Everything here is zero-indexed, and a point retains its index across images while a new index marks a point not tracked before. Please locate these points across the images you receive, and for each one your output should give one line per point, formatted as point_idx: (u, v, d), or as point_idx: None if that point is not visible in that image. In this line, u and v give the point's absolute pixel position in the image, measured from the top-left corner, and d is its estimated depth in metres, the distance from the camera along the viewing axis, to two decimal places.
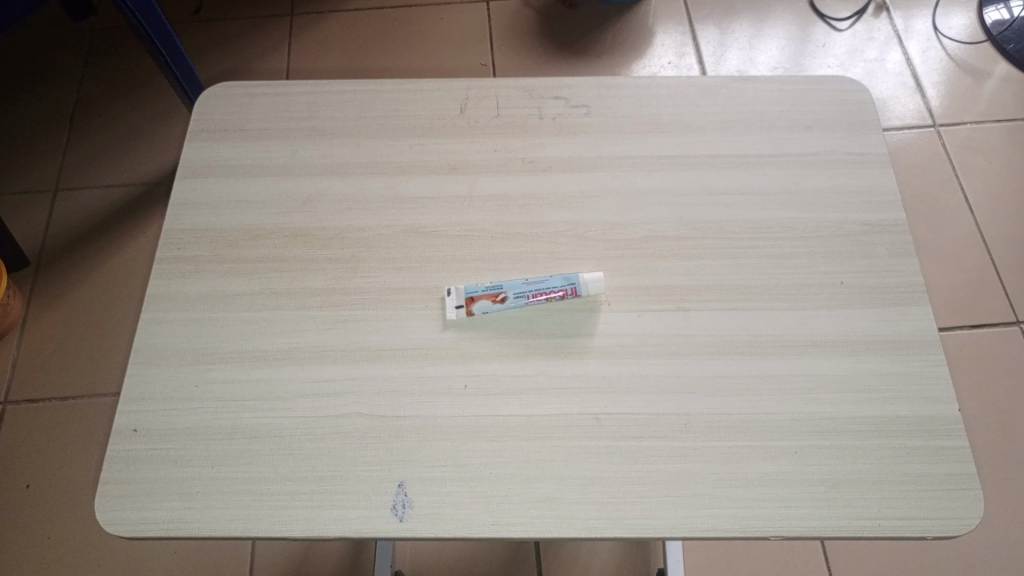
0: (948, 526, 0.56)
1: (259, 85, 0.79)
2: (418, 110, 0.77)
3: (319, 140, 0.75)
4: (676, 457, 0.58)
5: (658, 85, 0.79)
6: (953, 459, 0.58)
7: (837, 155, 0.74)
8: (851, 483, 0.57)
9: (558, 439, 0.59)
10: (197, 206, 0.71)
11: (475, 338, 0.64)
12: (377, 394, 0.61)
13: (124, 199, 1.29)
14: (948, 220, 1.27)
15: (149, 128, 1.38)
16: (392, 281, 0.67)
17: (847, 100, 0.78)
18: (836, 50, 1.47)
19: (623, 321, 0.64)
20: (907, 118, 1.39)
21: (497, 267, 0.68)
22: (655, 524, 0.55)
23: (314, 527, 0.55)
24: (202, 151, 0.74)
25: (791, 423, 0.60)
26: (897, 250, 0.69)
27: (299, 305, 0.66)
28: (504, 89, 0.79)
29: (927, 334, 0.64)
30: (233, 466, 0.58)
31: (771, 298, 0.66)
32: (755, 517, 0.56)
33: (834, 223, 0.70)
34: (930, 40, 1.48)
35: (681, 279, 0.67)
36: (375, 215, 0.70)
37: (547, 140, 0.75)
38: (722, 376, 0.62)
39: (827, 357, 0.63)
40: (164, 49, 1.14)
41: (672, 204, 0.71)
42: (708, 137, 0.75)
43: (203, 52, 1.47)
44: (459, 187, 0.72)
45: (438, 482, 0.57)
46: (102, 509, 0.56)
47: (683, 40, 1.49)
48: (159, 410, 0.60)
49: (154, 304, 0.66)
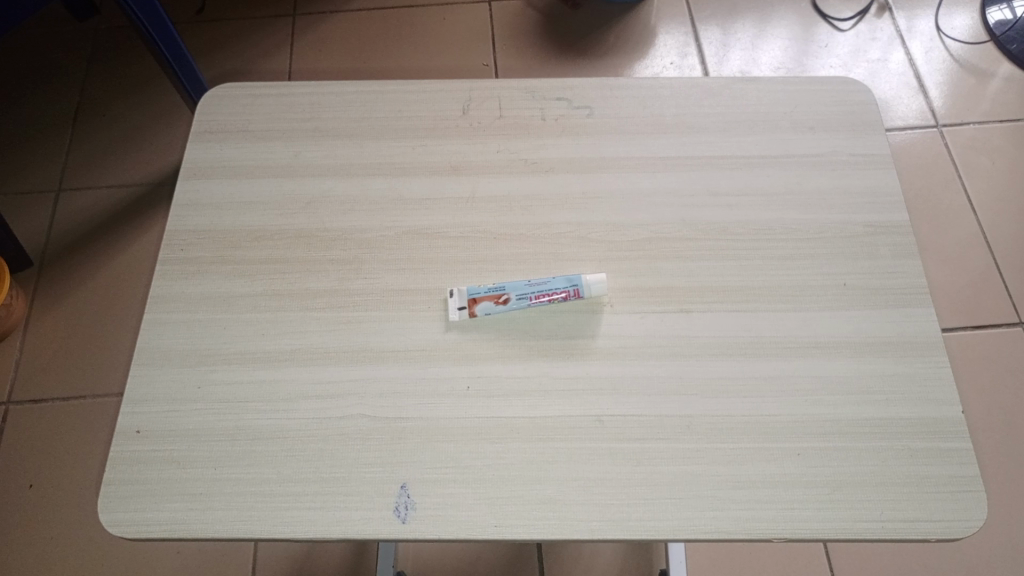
0: (952, 528, 0.56)
1: (262, 86, 0.79)
2: (420, 111, 0.77)
3: (321, 141, 0.75)
4: (678, 458, 0.58)
5: (660, 86, 0.79)
6: (957, 461, 0.58)
7: (840, 156, 0.74)
8: (855, 484, 0.57)
9: (560, 440, 0.59)
10: (200, 207, 0.71)
11: (478, 339, 0.64)
12: (380, 395, 0.61)
13: (126, 200, 1.30)
14: (951, 220, 1.27)
15: (152, 128, 1.38)
16: (394, 282, 0.67)
17: (850, 101, 0.78)
18: (839, 50, 1.47)
19: (625, 322, 0.64)
20: (910, 119, 1.38)
21: (499, 268, 0.68)
22: (657, 526, 0.55)
23: (316, 529, 0.55)
24: (204, 152, 0.74)
25: (794, 425, 0.59)
26: (901, 251, 0.69)
27: (301, 306, 0.66)
28: (506, 90, 0.79)
29: (930, 336, 0.64)
30: (235, 468, 0.58)
31: (773, 299, 0.66)
32: (758, 519, 0.56)
33: (837, 224, 0.70)
34: (933, 40, 1.47)
35: (684, 280, 0.67)
36: (377, 216, 0.70)
37: (549, 141, 0.75)
38: (725, 377, 0.62)
39: (831, 359, 0.62)
40: (167, 51, 1.14)
41: (674, 205, 0.71)
42: (710, 138, 0.75)
43: (205, 53, 1.47)
44: (462, 188, 0.72)
45: (440, 484, 0.57)
46: (105, 510, 0.57)
47: (685, 41, 1.49)
48: (161, 411, 0.61)
49: (157, 305, 0.66)
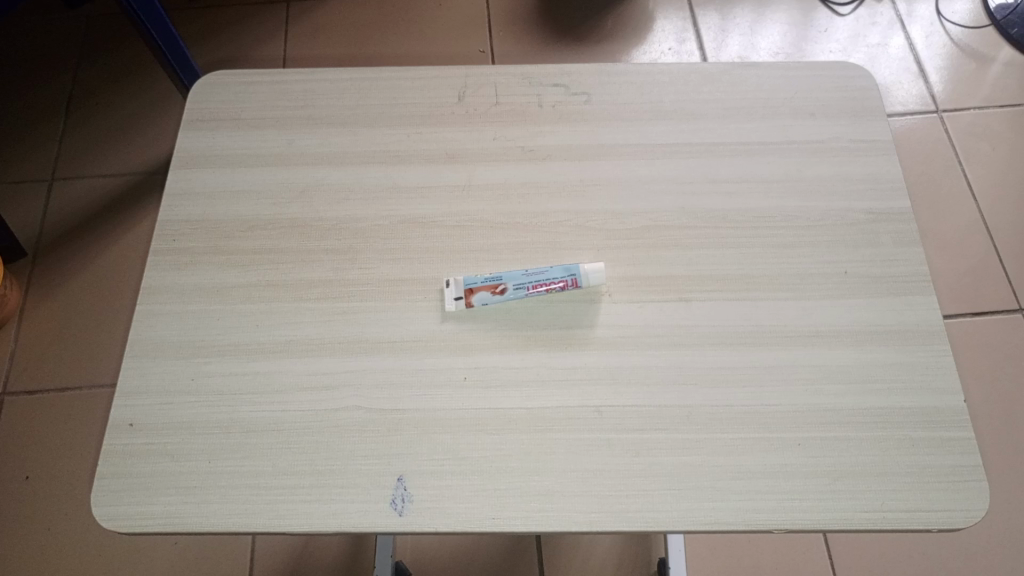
0: (954, 518, 0.55)
1: (254, 73, 0.77)
2: (416, 98, 0.76)
3: (316, 129, 0.74)
4: (678, 449, 0.57)
5: (659, 71, 0.77)
6: (960, 451, 0.58)
7: (841, 143, 0.73)
8: (857, 475, 0.57)
9: (559, 432, 0.58)
10: (193, 197, 0.70)
11: (475, 330, 0.63)
12: (376, 386, 0.60)
13: (120, 190, 1.28)
14: (951, 207, 1.26)
15: (146, 116, 1.36)
16: (390, 272, 0.66)
17: (852, 86, 0.76)
18: (838, 36, 1.45)
19: (624, 312, 0.64)
20: (910, 104, 1.37)
21: (496, 257, 0.67)
22: (656, 517, 0.55)
23: (313, 522, 0.55)
24: (196, 140, 0.73)
25: (795, 415, 0.59)
26: (903, 239, 0.68)
27: (297, 297, 0.65)
28: (504, 76, 0.77)
29: (932, 325, 0.63)
30: (230, 461, 0.57)
31: (773, 288, 0.65)
32: (758, 510, 0.55)
33: (838, 212, 0.69)
34: (933, 25, 1.46)
35: (683, 268, 0.66)
36: (373, 205, 0.69)
37: (547, 128, 0.74)
38: (724, 367, 0.61)
39: (832, 348, 0.62)
40: (160, 39, 1.13)
41: (673, 192, 0.70)
42: (710, 124, 0.74)
43: (198, 40, 1.45)
44: (458, 176, 0.71)
45: (437, 475, 0.56)
46: (98, 504, 0.56)
47: (683, 26, 1.47)
48: (155, 404, 0.60)
49: (149, 297, 0.65)
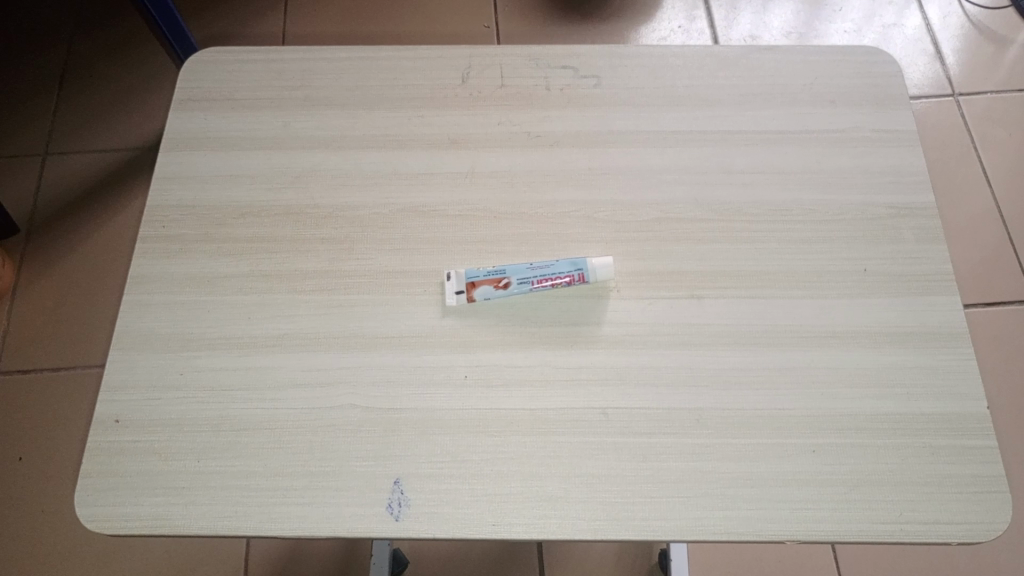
0: (973, 531, 0.53)
1: (247, 51, 0.74)
2: (418, 79, 0.72)
3: (313, 110, 0.70)
4: (687, 455, 0.55)
5: (672, 54, 0.73)
6: (980, 460, 0.55)
7: (862, 133, 0.69)
8: (873, 484, 0.54)
9: (563, 434, 0.56)
10: (183, 181, 0.67)
11: (476, 325, 0.60)
12: (374, 384, 0.58)
13: (111, 168, 1.24)
14: (966, 194, 1.23)
15: (139, 91, 1.32)
16: (389, 263, 0.63)
17: (874, 73, 0.73)
18: (852, 15, 1.40)
19: (633, 310, 0.61)
20: (925, 86, 1.33)
21: (499, 249, 0.64)
22: (664, 526, 0.53)
23: (306, 526, 0.53)
24: (187, 122, 0.70)
25: (810, 420, 0.56)
26: (926, 235, 0.65)
27: (291, 289, 0.62)
28: (509, 57, 0.74)
29: (955, 326, 0.60)
30: (220, 460, 0.55)
31: (790, 286, 0.62)
32: (768, 520, 0.53)
33: (858, 205, 0.66)
34: (951, 5, 1.41)
35: (695, 264, 0.63)
36: (372, 192, 0.66)
37: (554, 113, 0.70)
38: (736, 368, 0.58)
39: (849, 349, 0.59)
40: (157, 17, 1.09)
41: (687, 183, 0.67)
42: (725, 112, 0.70)
43: (193, 14, 1.40)
44: (460, 163, 0.68)
45: (436, 478, 0.54)
46: (81, 504, 0.54)
47: (694, 3, 1.42)
48: (143, 399, 0.57)
49: (137, 286, 0.62)
